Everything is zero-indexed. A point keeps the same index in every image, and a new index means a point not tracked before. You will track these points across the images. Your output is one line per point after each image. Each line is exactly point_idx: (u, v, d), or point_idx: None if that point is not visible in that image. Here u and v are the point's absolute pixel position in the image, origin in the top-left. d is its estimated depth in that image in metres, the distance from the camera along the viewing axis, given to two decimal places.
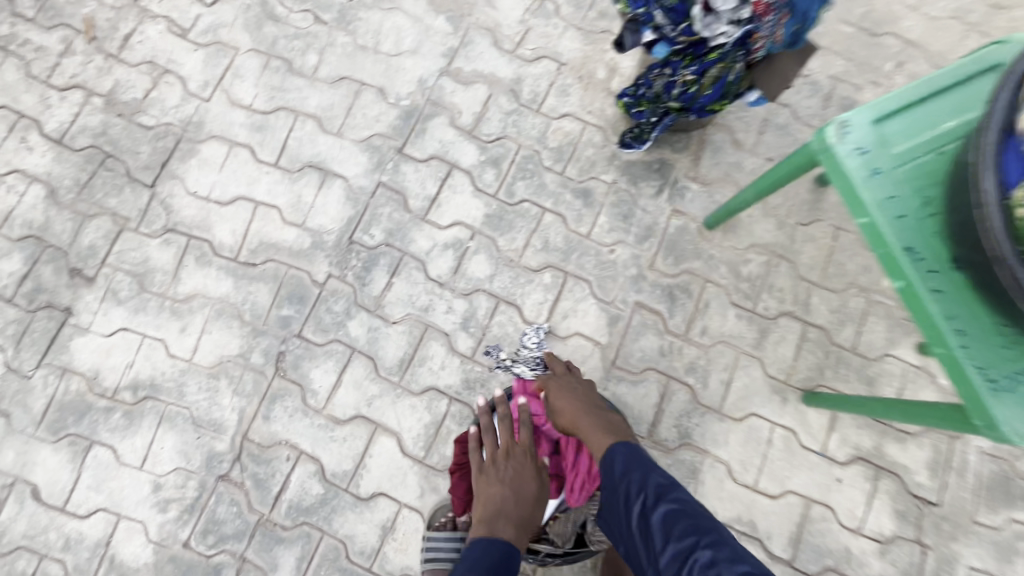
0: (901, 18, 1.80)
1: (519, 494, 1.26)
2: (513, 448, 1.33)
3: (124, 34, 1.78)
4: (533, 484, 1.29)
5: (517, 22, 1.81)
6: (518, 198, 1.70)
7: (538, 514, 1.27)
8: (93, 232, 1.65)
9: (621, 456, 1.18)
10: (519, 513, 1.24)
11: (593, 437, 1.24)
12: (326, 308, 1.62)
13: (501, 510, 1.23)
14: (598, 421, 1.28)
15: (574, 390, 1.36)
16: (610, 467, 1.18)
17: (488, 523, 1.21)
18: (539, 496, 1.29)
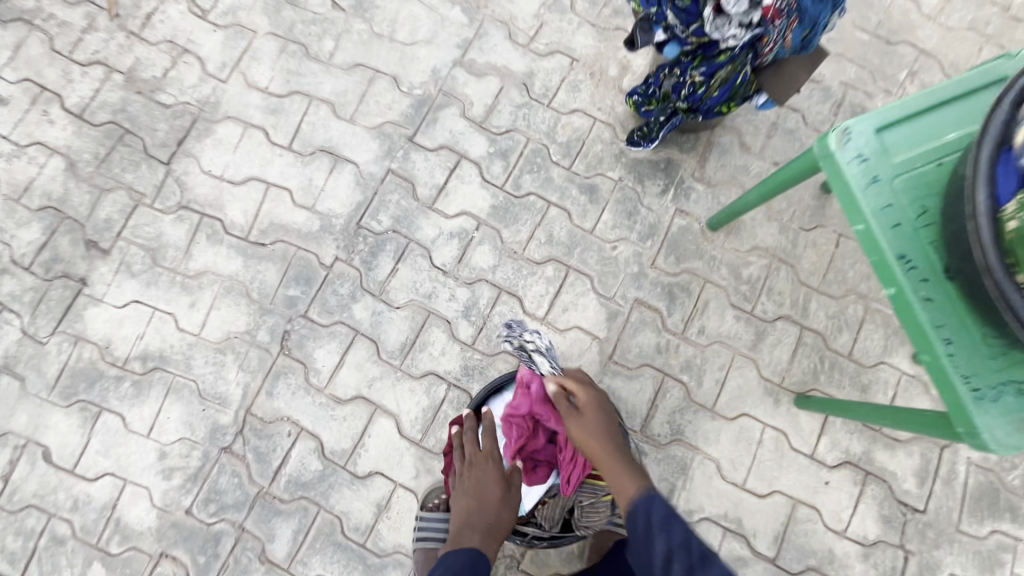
0: (917, 27, 1.80)
1: (483, 502, 1.30)
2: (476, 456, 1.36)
3: (146, 13, 1.81)
4: (498, 488, 1.32)
5: (532, 16, 1.83)
6: (524, 191, 1.72)
7: (506, 513, 1.31)
8: (110, 206, 1.70)
9: (651, 507, 1.11)
10: (484, 518, 1.29)
11: (618, 481, 1.19)
12: (332, 291, 1.66)
13: (467, 520, 1.29)
14: (622, 458, 1.22)
15: (600, 416, 1.28)
16: (643, 519, 1.11)
17: (459, 535, 1.28)
18: (505, 498, 1.32)
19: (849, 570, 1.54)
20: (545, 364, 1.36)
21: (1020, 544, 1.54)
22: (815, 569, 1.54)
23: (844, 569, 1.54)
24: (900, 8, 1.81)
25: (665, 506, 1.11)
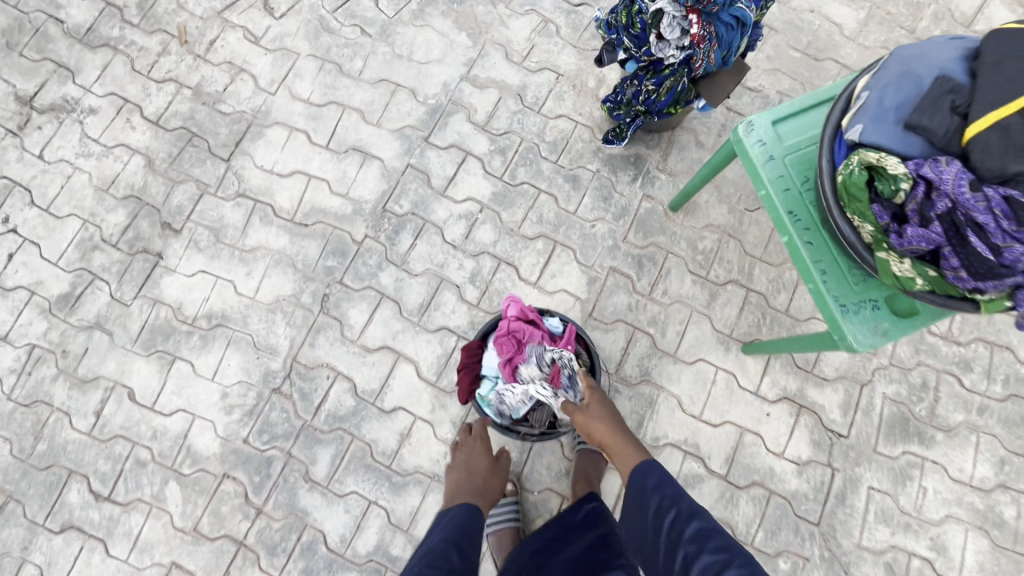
0: (840, 47, 2.20)
1: (473, 473, 1.63)
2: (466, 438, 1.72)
3: (210, 39, 2.22)
4: (484, 461, 1.66)
5: (524, 40, 2.24)
6: (519, 180, 2.11)
7: (493, 483, 1.63)
8: (181, 195, 2.08)
9: (654, 472, 1.34)
10: (476, 482, 1.61)
11: (623, 456, 1.42)
12: (363, 261, 2.04)
13: (461, 489, 1.58)
14: (626, 441, 1.45)
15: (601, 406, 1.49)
16: (641, 483, 1.34)
17: (455, 498, 1.56)
18: (491, 468, 1.65)
19: (786, 484, 1.88)
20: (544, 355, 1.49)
21: (926, 462, 1.88)
22: (759, 483, 1.88)
23: (782, 483, 1.88)
24: (826, 31, 2.22)
25: (662, 475, 1.33)
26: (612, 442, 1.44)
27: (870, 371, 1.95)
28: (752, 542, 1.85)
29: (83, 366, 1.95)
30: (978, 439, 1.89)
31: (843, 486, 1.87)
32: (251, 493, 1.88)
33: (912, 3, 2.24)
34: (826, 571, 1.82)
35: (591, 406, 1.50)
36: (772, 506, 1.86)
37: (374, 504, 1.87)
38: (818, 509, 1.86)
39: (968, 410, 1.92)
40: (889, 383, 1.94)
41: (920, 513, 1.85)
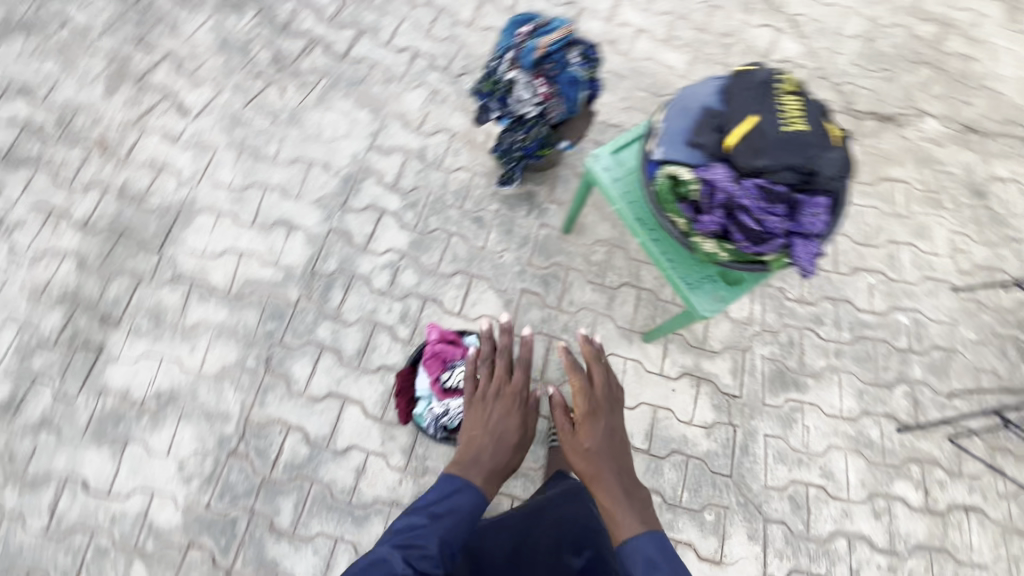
0: (675, 84, 2.73)
1: (499, 440, 1.57)
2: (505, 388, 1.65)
3: (130, 145, 2.44)
4: (515, 434, 1.60)
5: (418, 110, 2.61)
6: (431, 227, 2.41)
7: (512, 463, 1.58)
8: (117, 288, 2.22)
9: (643, 549, 1.48)
10: (501, 448, 1.56)
11: (615, 509, 1.57)
12: (300, 320, 2.25)
13: (480, 457, 1.53)
14: (622, 491, 1.60)
15: (597, 445, 1.69)
16: (631, 551, 1.48)
17: (471, 462, 1.52)
18: (517, 447, 1.59)
19: (699, 446, 2.19)
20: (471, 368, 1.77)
21: (805, 405, 2.26)
22: (677, 450, 2.18)
23: (695, 446, 2.19)
24: (662, 74, 2.74)
25: (653, 550, 1.47)
26: (606, 484, 1.62)
27: (748, 338, 2.34)
28: (682, 502, 2.11)
29: (32, 466, 1.99)
30: (840, 377, 2.30)
31: (744, 439, 2.21)
32: (218, 555, 1.96)
33: (722, 44, 2.82)
34: (745, 514, 2.11)
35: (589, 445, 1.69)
36: (691, 467, 2.16)
37: (341, 540, 2.00)
38: (729, 462, 2.18)
39: (828, 355, 2.34)
40: (764, 345, 2.34)
41: (807, 448, 2.21)
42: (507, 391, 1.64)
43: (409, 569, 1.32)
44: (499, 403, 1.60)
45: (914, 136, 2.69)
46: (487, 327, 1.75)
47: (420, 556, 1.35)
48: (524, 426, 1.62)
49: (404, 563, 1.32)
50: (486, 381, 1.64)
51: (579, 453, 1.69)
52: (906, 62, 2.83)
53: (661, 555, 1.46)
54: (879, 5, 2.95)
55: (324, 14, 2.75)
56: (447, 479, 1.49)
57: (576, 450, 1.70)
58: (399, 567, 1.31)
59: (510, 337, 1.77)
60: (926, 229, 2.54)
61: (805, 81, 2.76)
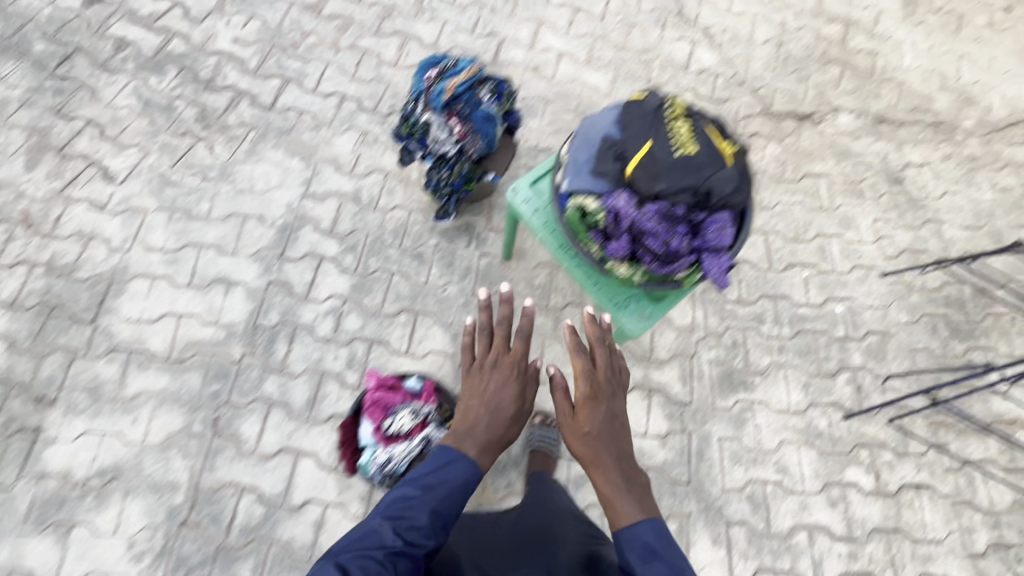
0: (601, 103, 2.81)
1: (495, 412, 1.57)
2: (503, 359, 1.67)
3: (55, 217, 2.39)
4: (512, 406, 1.59)
5: (350, 152, 2.62)
6: (372, 269, 2.42)
7: (509, 435, 1.57)
8: (51, 366, 2.16)
9: (641, 537, 1.32)
10: (499, 418, 1.57)
11: (615, 495, 1.40)
12: (245, 377, 2.21)
13: (476, 427, 1.54)
14: (622, 476, 1.44)
15: (598, 426, 1.52)
16: (630, 541, 1.32)
17: (467, 433, 1.53)
18: (512, 419, 1.59)
19: (656, 457, 2.21)
20: (411, 412, 1.74)
21: (754, 404, 2.31)
22: None
23: (652, 458, 2.21)
24: (587, 94, 2.82)
25: (654, 540, 1.31)
26: (606, 470, 1.45)
27: (694, 344, 2.39)
28: None
29: None
30: (785, 373, 2.36)
31: (699, 444, 2.24)
32: None
33: (643, 60, 2.91)
34: (706, 520, 2.14)
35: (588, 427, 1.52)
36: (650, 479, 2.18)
37: None
38: (686, 469, 2.21)
39: (772, 352, 2.40)
40: (710, 349, 2.39)
41: (761, 446, 2.25)
42: (505, 362, 1.65)
43: (399, 539, 1.34)
44: (497, 373, 1.62)
45: (831, 131, 2.82)
46: (486, 297, 1.71)
47: (408, 527, 1.37)
48: (520, 398, 1.61)
49: (393, 534, 1.35)
50: (484, 350, 1.66)
51: (578, 437, 1.52)
52: (816, 62, 2.97)
53: (661, 545, 1.31)
54: (786, 11, 3.09)
55: (247, 66, 2.76)
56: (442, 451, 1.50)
57: (574, 433, 1.54)
58: (389, 537, 1.33)
59: (509, 306, 1.72)
60: (851, 219, 2.65)
61: (724, 89, 2.87)
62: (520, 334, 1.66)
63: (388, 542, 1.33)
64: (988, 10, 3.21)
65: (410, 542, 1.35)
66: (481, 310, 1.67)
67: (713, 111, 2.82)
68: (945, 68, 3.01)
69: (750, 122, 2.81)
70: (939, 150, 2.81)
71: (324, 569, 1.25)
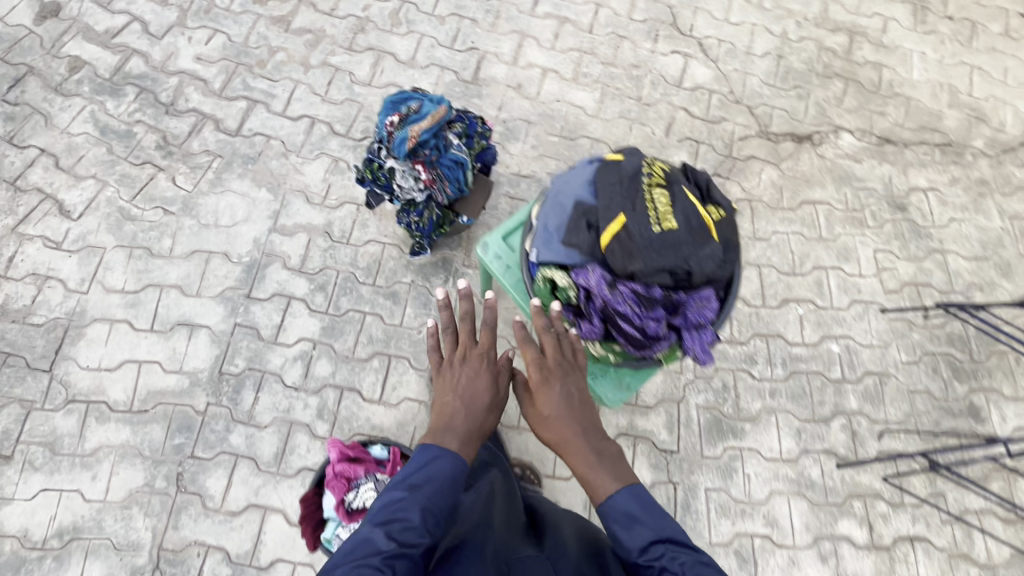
0: (587, 124, 2.64)
1: (472, 405, 1.43)
2: (471, 351, 1.54)
3: (8, 256, 2.26)
4: (487, 396, 1.47)
5: (320, 181, 2.48)
6: (344, 309, 2.30)
7: (489, 423, 1.46)
8: (5, 419, 2.06)
9: (626, 506, 1.24)
10: (477, 406, 1.43)
11: (590, 469, 1.30)
12: (210, 429, 2.11)
13: (453, 422, 1.40)
14: (595, 452, 1.32)
15: (557, 405, 1.35)
16: (611, 512, 1.25)
17: (447, 428, 1.38)
18: (489, 408, 1.46)
19: None
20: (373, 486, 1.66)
21: (743, 452, 2.21)
22: None
23: None
24: (573, 114, 2.65)
25: (639, 507, 1.23)
26: (574, 447, 1.33)
27: (682, 389, 2.27)
28: None
29: None
30: (776, 419, 2.25)
31: (685, 496, 2.15)
32: None
33: (632, 77, 2.73)
34: None
35: (547, 408, 1.36)
36: None
37: None
38: None
39: (763, 396, 2.28)
40: (699, 393, 2.28)
41: (749, 497, 2.16)
42: (474, 354, 1.52)
43: (392, 543, 1.14)
44: (467, 365, 1.49)
45: (831, 154, 2.66)
46: (443, 296, 1.53)
47: (402, 528, 1.17)
48: (494, 388, 1.48)
49: (386, 538, 1.15)
50: (448, 348, 1.52)
51: (540, 423, 1.37)
52: (818, 77, 2.79)
53: (646, 512, 1.23)
54: (788, 19, 2.89)
55: (211, 87, 2.59)
56: (422, 448, 1.33)
57: (537, 417, 1.38)
58: (382, 540, 1.14)
59: (469, 302, 1.54)
60: (850, 250, 2.51)
61: (719, 108, 2.70)
62: (485, 328, 1.52)
63: (382, 546, 1.13)
64: (1004, 17, 3.00)
65: (406, 545, 1.15)
66: (440, 310, 1.51)
67: (707, 132, 2.66)
68: (956, 82, 2.83)
69: (746, 144, 2.65)
70: (946, 174, 2.66)
71: None
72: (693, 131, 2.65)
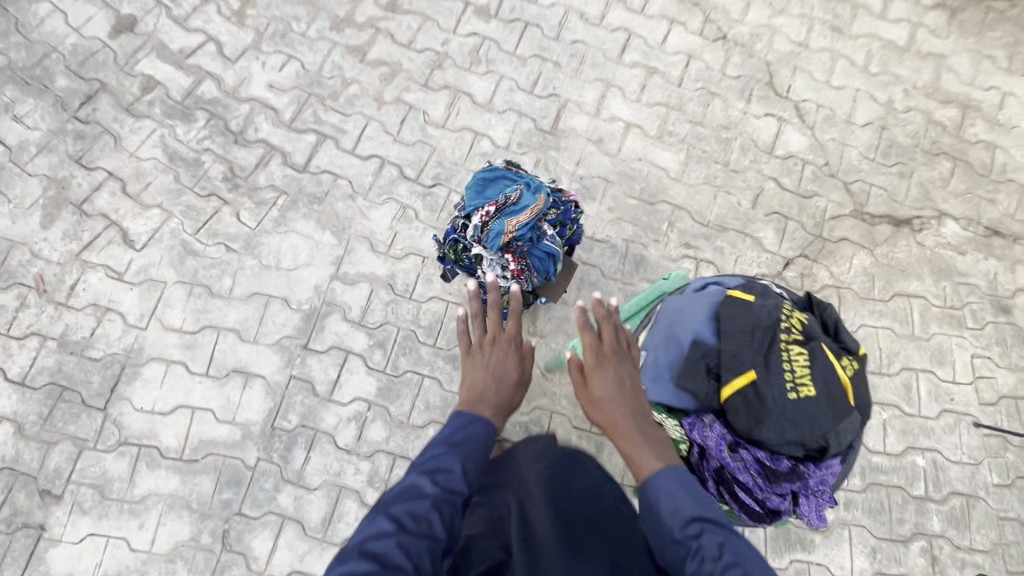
0: (669, 188, 2.48)
1: (499, 381, 1.62)
2: (500, 336, 1.69)
3: (70, 284, 2.22)
4: (514, 374, 1.64)
5: (386, 229, 2.37)
6: (402, 370, 2.20)
7: (515, 399, 1.63)
8: (58, 456, 2.03)
9: (672, 488, 1.18)
10: (503, 380, 1.62)
11: (637, 449, 1.24)
12: (259, 486, 2.05)
13: (482, 395, 1.58)
14: (644, 433, 1.25)
15: (612, 386, 1.31)
16: (655, 495, 1.18)
17: (477, 398, 1.57)
18: (516, 385, 1.63)
19: None
20: None
21: (812, 566, 2.06)
22: None
23: None
24: (654, 176, 2.49)
25: (683, 490, 1.17)
26: (624, 430, 1.27)
27: None
28: None
29: None
30: (850, 533, 2.10)
31: None
32: None
33: (721, 139, 2.55)
34: None
35: (602, 386, 1.31)
36: None
37: None
38: None
39: (837, 507, 2.13)
40: None
41: None
42: (503, 337, 1.68)
43: (436, 488, 1.36)
44: (497, 347, 1.66)
45: (932, 243, 2.45)
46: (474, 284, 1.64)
47: (447, 477, 1.39)
48: (520, 370, 1.65)
49: (432, 484, 1.37)
50: (478, 331, 1.67)
51: (591, 402, 1.32)
52: (924, 154, 2.57)
53: (686, 492, 1.17)
54: (895, 86, 2.67)
55: (282, 117, 2.50)
56: (457, 414, 1.52)
57: (587, 397, 1.33)
58: (428, 486, 1.36)
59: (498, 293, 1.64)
60: (945, 352, 2.32)
61: (812, 181, 2.51)
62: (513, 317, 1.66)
63: (429, 491, 1.36)
64: None
65: (448, 492, 1.37)
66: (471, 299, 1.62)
67: (797, 207, 2.47)
68: None
69: (838, 224, 2.46)
70: None
71: (376, 521, 1.29)
72: (782, 206, 2.47)
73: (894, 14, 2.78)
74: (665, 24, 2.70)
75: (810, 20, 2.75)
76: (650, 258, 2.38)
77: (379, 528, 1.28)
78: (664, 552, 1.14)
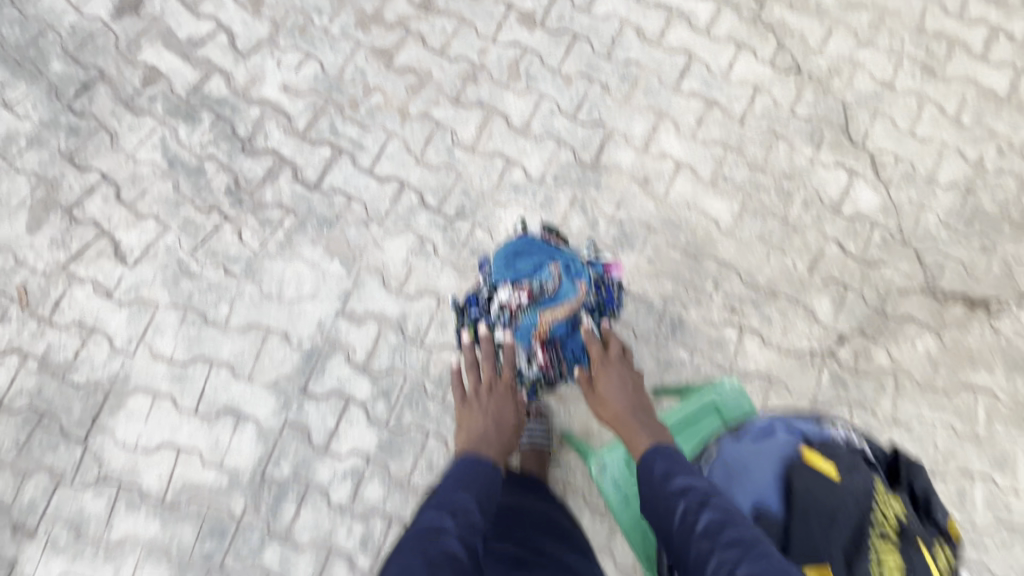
0: (718, 242, 2.21)
1: (499, 424, 1.50)
2: (496, 383, 1.56)
3: (54, 298, 2.04)
4: (512, 418, 1.52)
5: (401, 262, 2.15)
6: (405, 424, 2.02)
7: (515, 441, 1.51)
8: (33, 489, 1.90)
9: (661, 457, 1.30)
10: (503, 423, 1.51)
11: (632, 433, 1.43)
12: (244, 540, 1.90)
13: (483, 438, 1.45)
14: (640, 421, 1.45)
15: (612, 387, 1.53)
16: (648, 468, 1.29)
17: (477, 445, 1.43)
18: (516, 426, 1.51)
19: None
20: None
21: None
22: None
23: None
24: (703, 226, 2.22)
25: (671, 462, 1.28)
26: (622, 419, 1.47)
27: None
28: None
29: None
30: None
31: None
32: None
33: (782, 190, 2.26)
34: None
35: (603, 384, 1.54)
36: None
37: None
38: None
39: None
40: None
41: None
42: (501, 385, 1.56)
43: (456, 521, 1.19)
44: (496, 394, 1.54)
45: (1010, 331, 2.17)
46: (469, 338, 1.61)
47: (464, 509, 1.22)
48: (519, 414, 1.55)
49: (450, 517, 1.19)
50: (474, 380, 1.56)
51: (596, 402, 1.54)
52: (1012, 226, 2.26)
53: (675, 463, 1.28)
54: (988, 142, 2.34)
55: (295, 126, 2.25)
56: (461, 457, 1.37)
57: (593, 395, 1.55)
58: (446, 518, 1.18)
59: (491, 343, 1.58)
60: (1009, 457, 2.07)
61: (880, 247, 2.23)
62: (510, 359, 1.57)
63: (450, 526, 1.17)
64: None
65: (470, 527, 1.20)
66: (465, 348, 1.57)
67: (860, 276, 2.20)
68: None
69: (903, 299, 2.19)
70: None
71: (405, 560, 1.08)
72: (843, 273, 2.20)
73: (997, 56, 2.42)
74: (731, 49, 2.38)
75: (898, 56, 2.41)
76: (690, 321, 2.14)
77: (407, 564, 1.07)
78: (658, 502, 1.20)
